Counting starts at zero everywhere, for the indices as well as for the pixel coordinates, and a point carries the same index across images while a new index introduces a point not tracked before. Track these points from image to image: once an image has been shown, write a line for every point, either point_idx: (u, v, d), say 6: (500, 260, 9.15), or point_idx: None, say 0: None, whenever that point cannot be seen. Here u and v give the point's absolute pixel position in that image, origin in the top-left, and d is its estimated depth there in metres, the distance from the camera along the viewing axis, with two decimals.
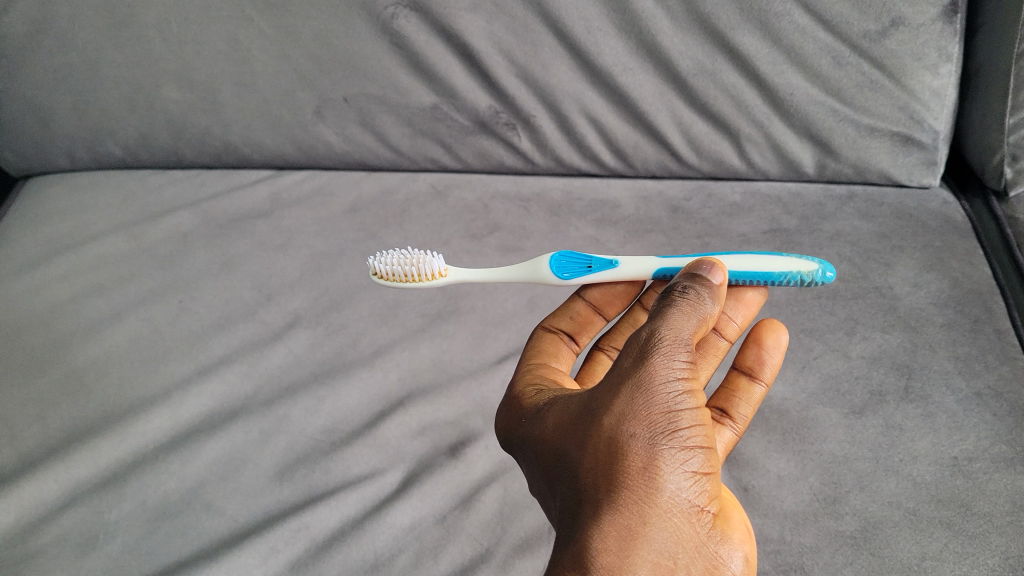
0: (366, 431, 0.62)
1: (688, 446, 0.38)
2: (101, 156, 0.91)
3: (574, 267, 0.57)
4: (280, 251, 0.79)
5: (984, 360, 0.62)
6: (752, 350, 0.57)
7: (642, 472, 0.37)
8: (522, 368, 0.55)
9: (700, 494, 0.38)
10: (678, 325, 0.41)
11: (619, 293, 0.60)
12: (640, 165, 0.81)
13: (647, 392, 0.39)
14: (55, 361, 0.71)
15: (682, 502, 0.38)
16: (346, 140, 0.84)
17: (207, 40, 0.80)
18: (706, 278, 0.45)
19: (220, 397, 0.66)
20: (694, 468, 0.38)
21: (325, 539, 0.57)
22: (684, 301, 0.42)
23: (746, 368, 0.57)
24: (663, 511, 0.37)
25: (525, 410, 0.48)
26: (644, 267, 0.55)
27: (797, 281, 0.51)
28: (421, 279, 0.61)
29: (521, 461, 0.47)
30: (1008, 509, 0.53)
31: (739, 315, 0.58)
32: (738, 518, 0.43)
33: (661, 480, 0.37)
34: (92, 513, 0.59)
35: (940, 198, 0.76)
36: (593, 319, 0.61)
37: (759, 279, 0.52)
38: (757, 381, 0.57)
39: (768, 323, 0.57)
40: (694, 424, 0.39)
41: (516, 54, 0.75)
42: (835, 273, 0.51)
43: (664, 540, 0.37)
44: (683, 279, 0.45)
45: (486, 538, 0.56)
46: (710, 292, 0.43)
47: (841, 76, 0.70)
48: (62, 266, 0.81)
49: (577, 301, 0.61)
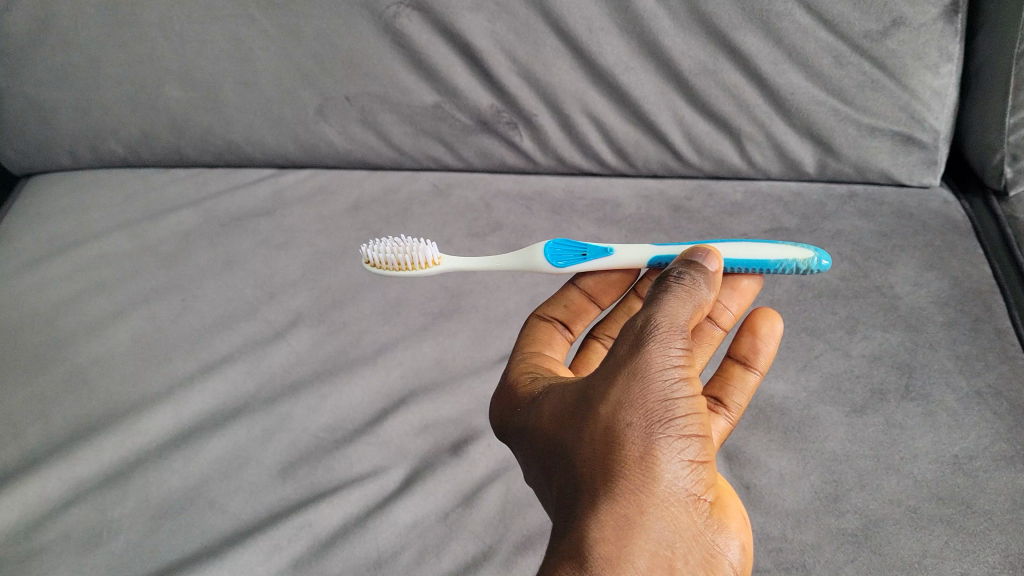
0: (369, 429, 0.63)
1: (684, 435, 0.39)
2: (103, 155, 0.91)
3: (569, 255, 0.57)
4: (282, 250, 0.79)
5: (984, 358, 0.62)
6: (747, 339, 0.57)
7: (639, 461, 0.38)
8: (515, 356, 0.55)
9: (696, 483, 0.39)
10: (674, 312, 0.42)
11: (613, 282, 0.60)
12: (642, 165, 0.82)
13: (644, 380, 0.39)
14: (58, 359, 0.71)
15: (679, 491, 0.38)
16: (348, 139, 0.85)
17: (209, 39, 0.80)
18: (701, 265, 0.45)
19: (223, 394, 0.67)
20: (690, 457, 0.39)
21: (328, 536, 0.57)
22: (680, 288, 0.43)
23: (740, 357, 0.57)
24: (661, 499, 0.37)
25: (520, 399, 0.48)
26: (640, 255, 0.55)
27: (792, 270, 0.52)
28: (415, 267, 0.61)
29: (518, 451, 0.47)
30: (1008, 507, 0.53)
31: (734, 303, 0.58)
32: (734, 507, 0.43)
33: (658, 469, 0.38)
34: (95, 510, 0.60)
35: (940, 197, 0.77)
36: (587, 308, 0.61)
37: (754, 267, 0.52)
38: (751, 370, 0.57)
39: (762, 311, 0.58)
40: (690, 413, 0.39)
41: (518, 53, 0.76)
42: (830, 261, 0.51)
43: (662, 529, 0.37)
44: (678, 266, 0.45)
45: (488, 535, 0.56)
46: (705, 279, 0.44)
47: (842, 76, 0.71)
48: (65, 264, 0.81)
49: (572, 289, 0.61)
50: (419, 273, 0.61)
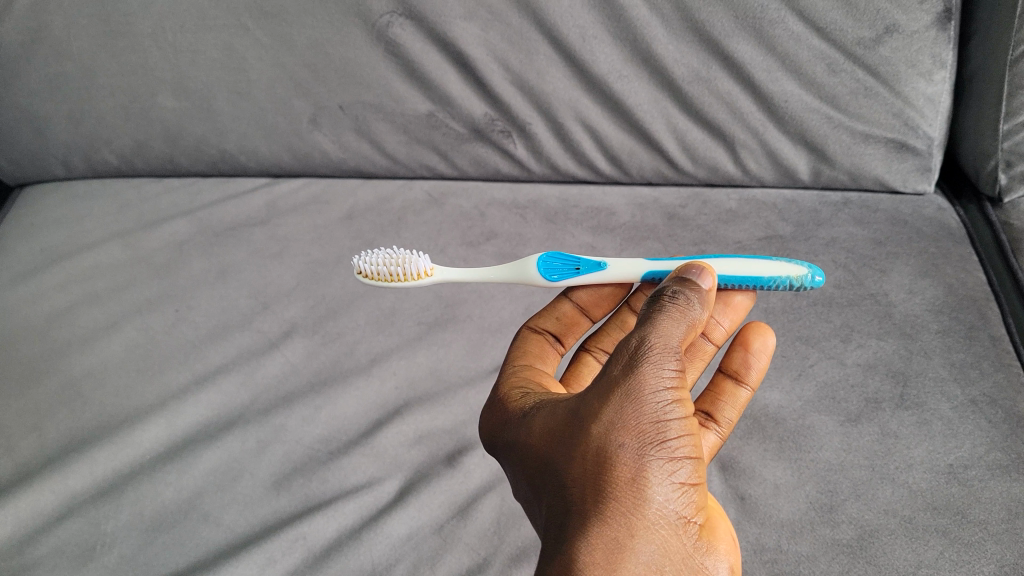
0: (363, 441, 0.62)
1: (676, 457, 0.38)
2: (97, 164, 0.91)
3: (563, 268, 0.57)
4: (276, 259, 0.79)
5: (979, 366, 0.62)
6: (739, 354, 0.57)
7: (630, 483, 0.37)
8: (506, 370, 0.55)
9: (686, 505, 0.39)
10: (668, 332, 0.41)
11: (606, 295, 0.60)
12: (636, 172, 0.82)
13: (637, 402, 0.39)
14: (51, 371, 0.71)
15: (669, 513, 0.38)
16: (342, 148, 0.85)
17: (202, 49, 0.80)
18: (695, 281, 0.45)
19: (218, 406, 0.66)
20: (681, 479, 0.39)
21: (322, 549, 0.57)
22: (673, 306, 0.43)
23: (732, 372, 0.57)
24: (650, 522, 0.37)
25: (511, 414, 0.48)
26: (632, 269, 0.55)
27: (785, 286, 0.52)
28: (406, 279, 0.61)
29: (508, 465, 0.47)
30: (1004, 517, 0.53)
31: (727, 319, 0.58)
32: (723, 527, 0.43)
33: (649, 492, 0.38)
34: (89, 524, 0.59)
35: (935, 204, 0.76)
36: (579, 321, 0.61)
37: (748, 283, 0.52)
38: (742, 385, 0.57)
39: (755, 326, 0.58)
40: (682, 435, 0.39)
41: (511, 62, 0.75)
42: (823, 278, 0.51)
43: (651, 553, 0.37)
44: (672, 281, 0.45)
45: (483, 547, 0.56)
46: (699, 297, 0.44)
47: (836, 83, 0.71)
48: (58, 275, 0.81)
49: (564, 302, 0.61)
50: (410, 285, 0.61)
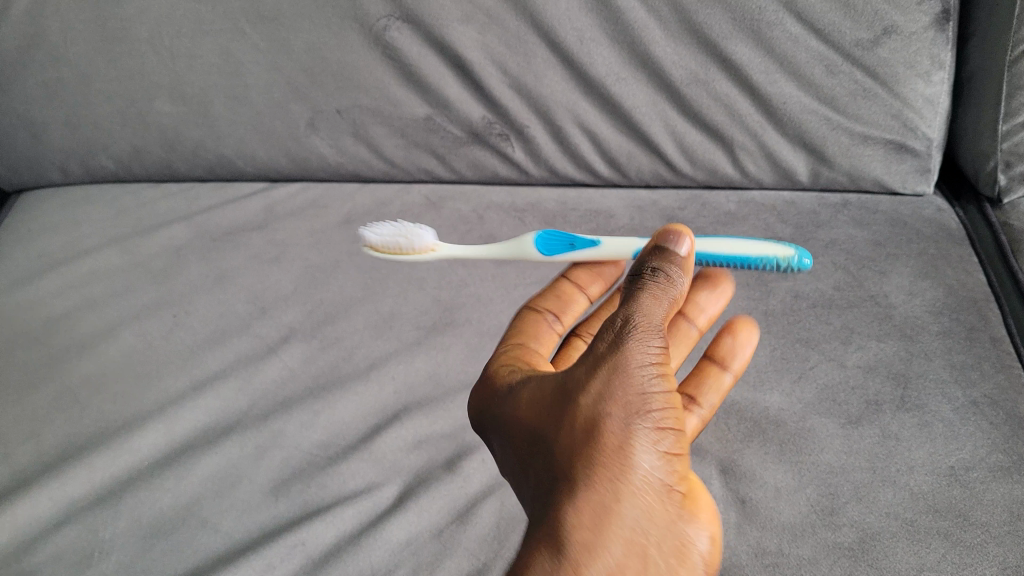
0: (361, 446, 0.62)
1: (661, 427, 0.38)
2: (94, 170, 0.91)
3: (557, 245, 0.57)
4: (274, 264, 0.79)
5: (980, 368, 0.62)
6: (727, 341, 0.60)
7: (617, 450, 0.37)
8: (500, 345, 0.55)
9: (671, 474, 0.39)
10: (651, 308, 0.41)
11: (601, 274, 0.63)
12: (635, 175, 0.81)
13: (623, 371, 0.39)
14: (48, 378, 0.70)
15: (654, 482, 0.38)
16: (340, 152, 0.84)
17: (199, 54, 0.80)
18: (673, 253, 0.45)
19: (216, 412, 0.66)
20: (666, 448, 0.38)
21: (322, 555, 0.56)
22: (655, 282, 0.43)
23: (717, 359, 0.59)
24: (636, 489, 0.37)
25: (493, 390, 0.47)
26: (626, 247, 0.55)
27: (773, 267, 0.52)
28: (412, 253, 0.61)
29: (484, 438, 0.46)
30: (1005, 519, 0.53)
31: (710, 305, 0.63)
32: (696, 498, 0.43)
33: (635, 459, 0.37)
34: (87, 531, 0.59)
35: (935, 205, 0.76)
36: (575, 296, 0.62)
37: (735, 263, 0.52)
38: (726, 371, 0.58)
39: (742, 320, 0.61)
40: (666, 406, 0.39)
41: (509, 65, 0.75)
42: (811, 261, 0.51)
43: (637, 519, 0.37)
44: (650, 253, 0.45)
45: (483, 552, 0.55)
46: (677, 272, 0.44)
47: (834, 84, 0.70)
48: (56, 280, 0.80)
49: (561, 280, 0.63)
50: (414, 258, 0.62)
